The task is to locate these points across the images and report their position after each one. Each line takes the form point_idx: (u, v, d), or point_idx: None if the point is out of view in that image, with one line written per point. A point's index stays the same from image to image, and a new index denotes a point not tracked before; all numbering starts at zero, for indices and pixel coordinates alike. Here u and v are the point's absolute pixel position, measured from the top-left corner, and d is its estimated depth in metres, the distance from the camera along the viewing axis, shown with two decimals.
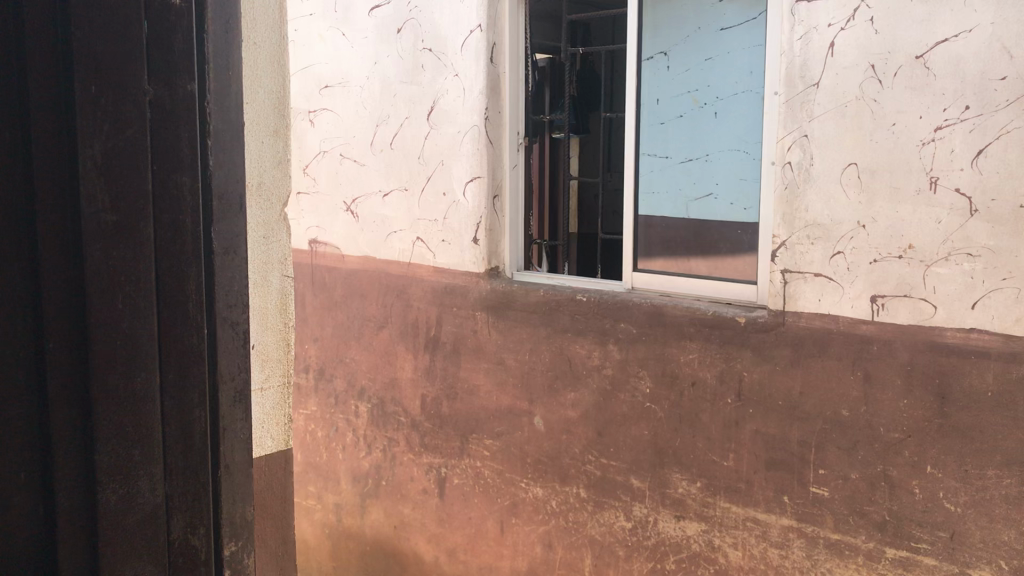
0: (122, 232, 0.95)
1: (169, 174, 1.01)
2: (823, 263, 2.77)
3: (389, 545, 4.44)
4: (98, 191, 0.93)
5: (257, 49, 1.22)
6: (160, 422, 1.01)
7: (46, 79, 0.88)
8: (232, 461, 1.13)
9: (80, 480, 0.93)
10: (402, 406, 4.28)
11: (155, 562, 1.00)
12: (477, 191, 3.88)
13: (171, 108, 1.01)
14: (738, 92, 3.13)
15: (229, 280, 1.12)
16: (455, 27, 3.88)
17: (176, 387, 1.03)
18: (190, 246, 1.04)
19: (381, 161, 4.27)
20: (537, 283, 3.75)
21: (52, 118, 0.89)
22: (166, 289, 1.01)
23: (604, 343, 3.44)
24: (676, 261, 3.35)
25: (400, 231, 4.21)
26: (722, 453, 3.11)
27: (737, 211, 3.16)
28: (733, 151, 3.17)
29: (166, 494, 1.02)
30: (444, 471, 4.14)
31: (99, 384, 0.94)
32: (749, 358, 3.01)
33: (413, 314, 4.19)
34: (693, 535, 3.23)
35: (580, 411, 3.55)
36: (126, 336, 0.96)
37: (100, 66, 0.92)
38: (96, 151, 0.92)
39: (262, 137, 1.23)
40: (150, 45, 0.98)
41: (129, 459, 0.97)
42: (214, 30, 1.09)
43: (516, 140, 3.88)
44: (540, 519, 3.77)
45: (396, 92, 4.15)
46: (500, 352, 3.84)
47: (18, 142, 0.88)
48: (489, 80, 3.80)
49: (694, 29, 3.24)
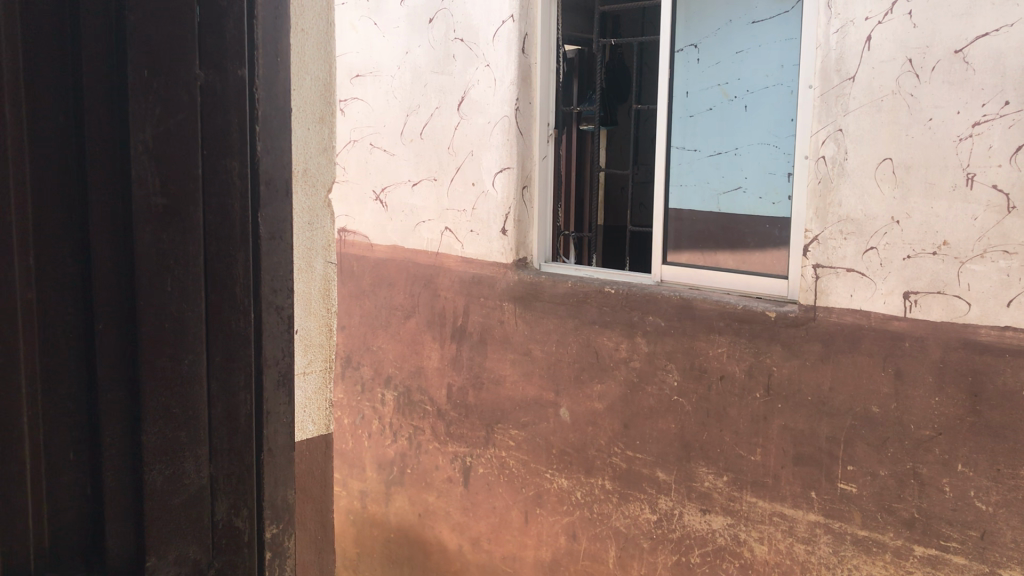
0: (171, 216, 0.96)
1: (218, 159, 1.01)
2: (856, 259, 2.76)
3: (413, 532, 4.47)
4: (149, 174, 0.94)
5: (305, 35, 1.19)
6: (206, 404, 1.02)
7: (98, 67, 0.91)
8: (275, 445, 1.12)
9: (126, 459, 0.95)
10: (428, 395, 4.31)
11: (199, 543, 1.01)
12: (506, 181, 3.87)
13: (221, 92, 1.01)
14: (769, 85, 3.13)
15: (275, 264, 1.11)
16: (487, 18, 3.88)
17: (222, 370, 1.03)
18: (238, 230, 1.04)
19: (411, 151, 4.28)
20: (565, 275, 3.75)
21: (107, 103, 0.92)
22: (214, 274, 1.02)
23: (632, 336, 3.43)
24: (706, 255, 3.32)
25: (427, 221, 4.23)
26: (750, 448, 3.11)
27: (766, 205, 3.16)
28: (763, 144, 3.16)
29: (211, 476, 1.03)
30: (469, 460, 4.16)
31: (147, 364, 0.95)
32: (778, 353, 2.99)
33: (440, 303, 4.21)
34: (719, 528, 3.23)
35: (606, 403, 3.56)
36: (175, 318, 0.97)
37: (154, 50, 0.93)
38: (148, 135, 0.93)
39: (308, 123, 1.19)
40: (201, 30, 0.98)
41: (176, 439, 0.98)
42: (264, 15, 1.07)
43: (546, 132, 3.87)
44: (565, 510, 3.79)
45: (427, 82, 4.15)
46: (526, 343, 3.85)
47: (71, 130, 0.91)
48: (520, 71, 3.79)
49: (726, 21, 3.24)
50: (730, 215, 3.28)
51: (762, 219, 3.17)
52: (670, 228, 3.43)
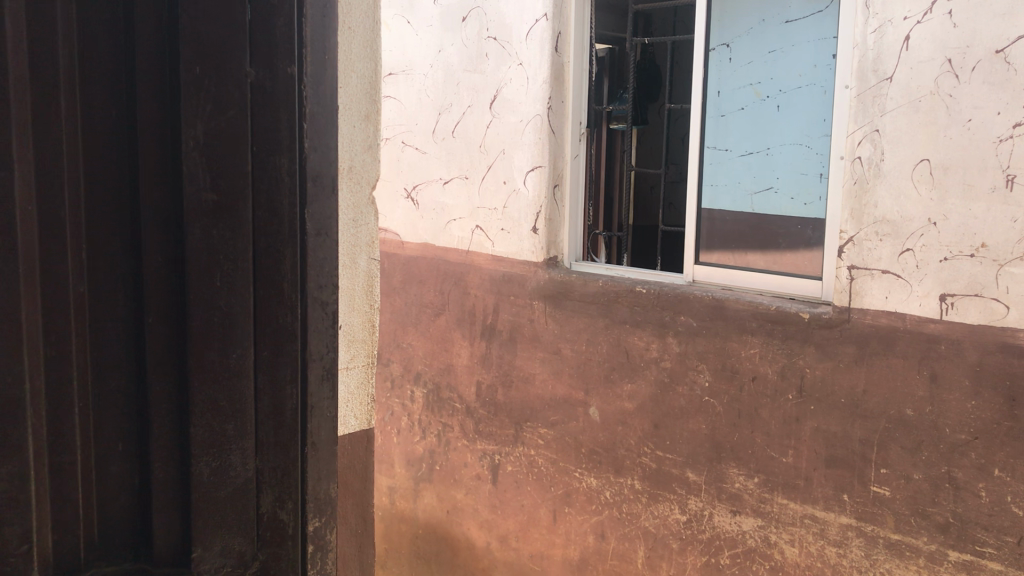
0: (222, 212, 0.97)
1: (267, 156, 1.01)
2: (891, 260, 2.73)
3: (441, 529, 4.50)
4: (200, 170, 0.95)
5: (352, 34, 1.18)
6: (253, 397, 1.03)
7: (150, 64, 0.92)
8: (318, 438, 1.13)
9: (174, 451, 0.97)
10: (458, 392, 4.33)
11: (244, 534, 1.02)
12: (538, 180, 3.87)
13: (271, 91, 1.01)
14: (801, 85, 3.11)
15: (320, 261, 1.11)
16: (521, 16, 3.87)
17: (269, 363, 1.04)
18: (287, 227, 1.04)
19: (442, 149, 4.30)
20: (596, 274, 3.75)
21: (159, 100, 0.93)
22: (262, 269, 1.02)
23: (663, 336, 3.43)
24: (739, 256, 3.31)
25: (459, 220, 4.25)
26: (781, 449, 3.09)
27: (797, 206, 3.13)
28: (795, 145, 3.14)
29: (257, 469, 1.04)
30: (497, 458, 4.18)
31: (195, 358, 0.96)
32: (812, 355, 2.97)
33: (471, 301, 4.23)
34: (750, 530, 3.21)
35: (636, 403, 3.56)
36: (224, 313, 0.99)
37: (206, 46, 0.94)
38: (199, 132, 0.94)
39: (354, 121, 1.20)
40: (252, 29, 0.99)
41: (223, 432, 1.00)
42: (312, 14, 1.07)
43: (578, 131, 3.85)
44: (593, 509, 3.79)
45: (460, 80, 4.17)
46: (557, 342, 3.86)
47: (123, 126, 0.93)
48: (553, 70, 3.78)
49: (759, 21, 3.22)
50: (761, 216, 3.25)
51: (794, 219, 3.14)
52: (703, 228, 3.42)
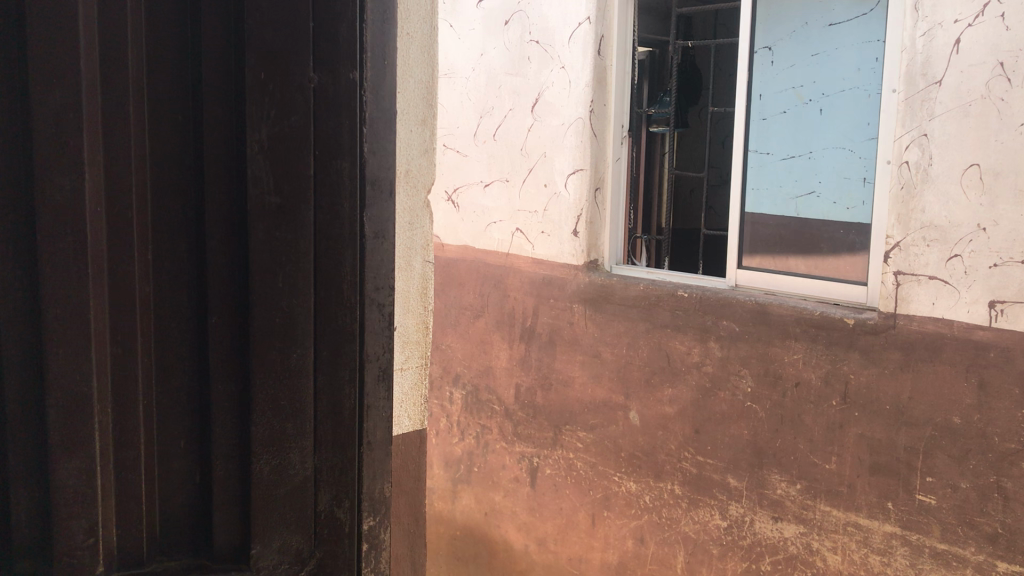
0: (286, 215, 0.99)
1: (329, 159, 1.03)
2: (938, 266, 2.70)
3: (479, 530, 4.51)
4: (264, 173, 0.97)
5: (410, 39, 1.19)
6: (313, 396, 1.04)
7: (216, 69, 0.94)
8: (375, 439, 1.13)
9: (234, 449, 0.99)
10: (497, 395, 4.35)
11: (302, 531, 1.04)
12: (579, 183, 3.87)
13: (334, 95, 1.02)
14: (845, 88, 3.08)
15: (377, 263, 1.11)
16: (564, 19, 3.87)
17: (329, 364, 1.06)
18: (347, 229, 1.05)
19: (484, 152, 4.32)
20: (637, 276, 3.74)
21: (224, 104, 0.95)
22: (323, 271, 1.04)
23: (705, 340, 3.42)
24: (781, 260, 3.28)
25: (500, 222, 4.27)
26: (824, 456, 3.06)
27: (840, 210, 3.08)
28: (838, 149, 3.10)
29: (315, 467, 1.05)
30: (536, 461, 4.18)
31: (257, 358, 0.98)
32: (856, 361, 2.95)
33: (510, 303, 4.25)
34: (791, 536, 3.19)
35: (677, 407, 3.54)
36: (285, 313, 1.00)
37: (271, 51, 0.96)
38: (263, 136, 0.96)
39: (411, 126, 1.20)
40: (316, 35, 1.00)
41: (283, 431, 1.01)
42: (373, 19, 1.08)
43: (620, 134, 3.82)
44: (633, 513, 3.78)
45: (502, 84, 4.19)
46: (596, 345, 3.86)
47: (187, 129, 0.95)
48: (595, 73, 3.77)
49: (802, 24, 3.20)
50: (804, 220, 3.22)
51: (836, 224, 3.09)
52: (746, 232, 3.39)
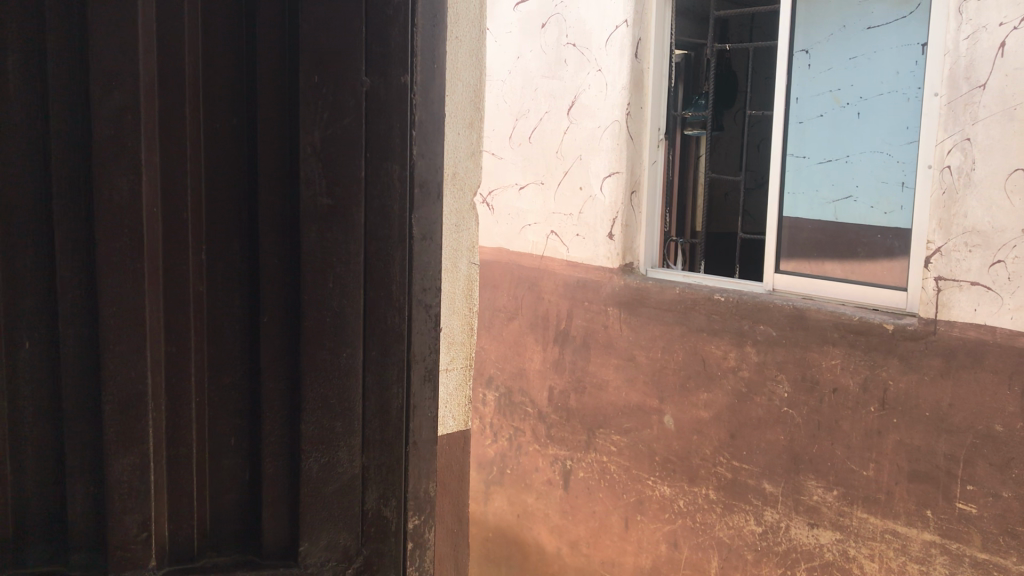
0: (337, 216, 1.00)
1: (380, 162, 1.03)
2: (981, 272, 2.66)
3: (512, 533, 4.52)
4: (316, 175, 0.98)
5: (458, 43, 1.20)
6: (361, 396, 1.05)
7: (270, 73, 0.96)
8: (420, 439, 1.13)
9: (284, 447, 1.00)
10: (530, 397, 4.36)
11: (348, 530, 1.05)
12: (615, 186, 3.87)
13: (385, 98, 1.03)
14: (883, 92, 3.05)
15: (424, 265, 1.12)
16: (601, 22, 3.86)
17: (378, 365, 1.06)
18: (397, 230, 1.06)
19: (520, 155, 4.34)
20: (672, 279, 3.73)
21: (278, 106, 0.97)
22: (372, 272, 1.04)
23: (741, 345, 3.40)
24: (818, 265, 3.26)
25: (535, 225, 4.29)
26: (862, 462, 3.04)
27: (878, 215, 3.06)
28: (875, 153, 3.08)
29: (363, 466, 1.06)
30: (569, 464, 4.19)
31: (308, 358, 0.99)
32: (896, 367, 2.92)
33: (544, 306, 4.26)
34: (827, 543, 3.16)
35: (712, 412, 3.53)
36: (336, 313, 1.01)
37: (325, 56, 0.97)
38: (315, 138, 0.98)
39: (458, 129, 1.21)
40: (369, 38, 1.01)
41: (331, 430, 1.02)
42: (422, 23, 1.09)
43: (656, 137, 3.80)
44: (666, 517, 3.77)
45: (538, 86, 4.20)
46: (631, 349, 3.86)
47: (241, 132, 0.97)
48: (631, 76, 3.76)
49: (840, 26, 3.18)
50: (842, 225, 3.20)
51: (874, 229, 3.07)
52: (784, 235, 3.37)
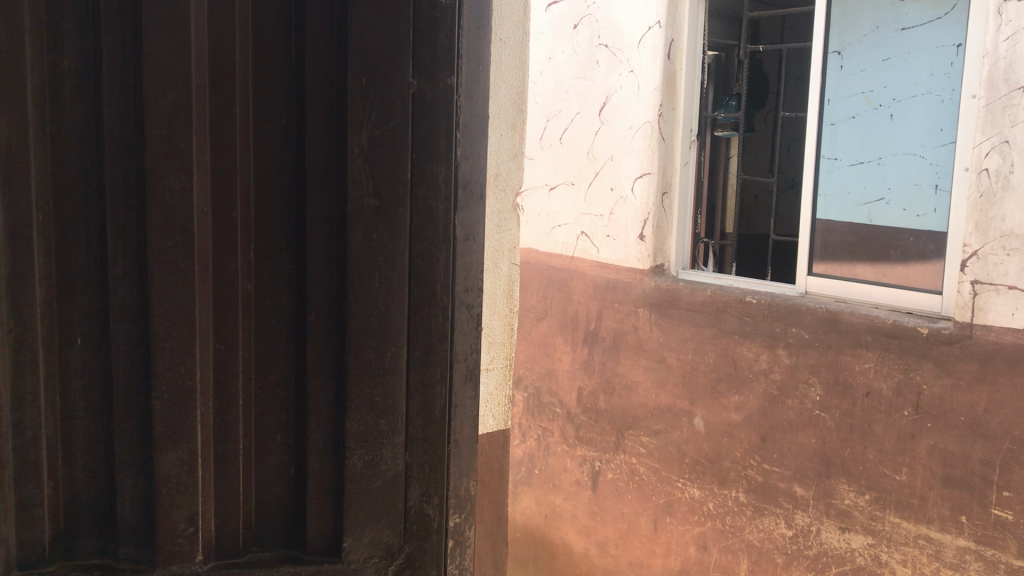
0: (383, 217, 1.01)
1: (425, 163, 1.04)
2: (1019, 276, 2.63)
3: (539, 532, 4.53)
4: (363, 176, 0.99)
5: (502, 45, 1.22)
6: (405, 394, 1.06)
7: (318, 75, 0.98)
8: (461, 438, 1.12)
9: (329, 444, 1.02)
10: (559, 398, 4.37)
11: (391, 526, 1.06)
12: (646, 187, 3.86)
13: (432, 100, 1.03)
14: (916, 93, 3.03)
15: (467, 264, 1.11)
16: (633, 23, 3.86)
17: (421, 364, 1.06)
18: (441, 231, 1.06)
19: (550, 156, 4.35)
20: (704, 281, 3.72)
21: (326, 108, 0.98)
22: (417, 272, 1.05)
23: (773, 347, 3.39)
24: (850, 268, 3.24)
25: (565, 225, 4.29)
26: (895, 467, 3.01)
27: (910, 217, 3.05)
28: (908, 155, 3.06)
29: (405, 464, 1.07)
30: (598, 465, 4.19)
31: (353, 356, 1.01)
32: (930, 371, 2.90)
33: (574, 306, 4.26)
34: (859, 548, 3.14)
35: (743, 414, 3.52)
36: (381, 313, 1.02)
37: (371, 58, 0.98)
38: (363, 140, 0.99)
39: (502, 131, 1.23)
40: (416, 41, 1.01)
41: (376, 428, 1.03)
42: (467, 26, 1.08)
43: (688, 138, 3.82)
44: (696, 520, 3.76)
45: (569, 87, 4.21)
46: (661, 350, 3.85)
47: (291, 134, 0.99)
48: (663, 77, 3.76)
49: (873, 28, 3.16)
50: (872, 226, 3.19)
51: (905, 231, 3.06)
52: (816, 237, 3.35)
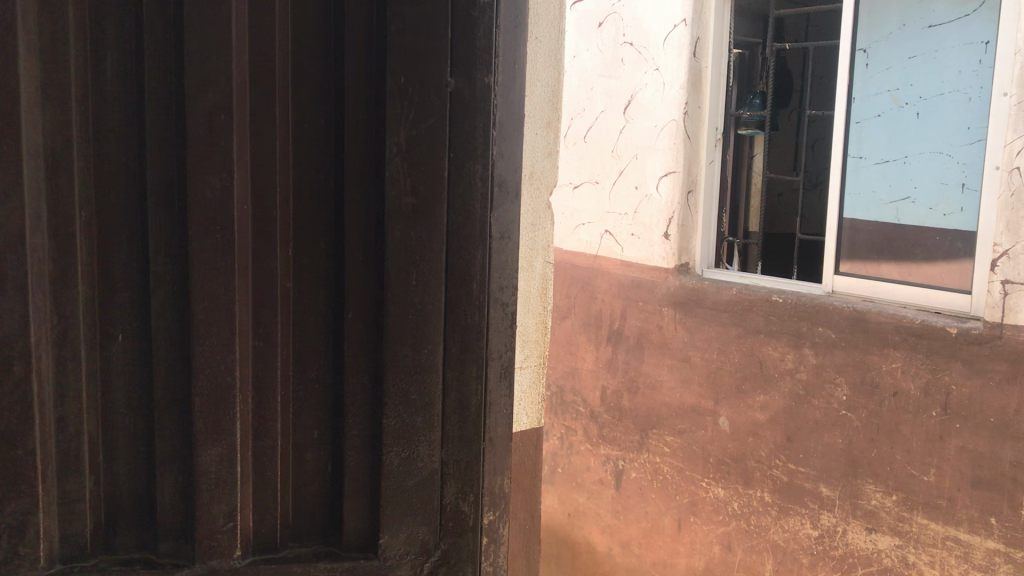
0: (420, 215, 1.01)
1: (462, 161, 1.04)
2: None
3: (562, 531, 4.54)
4: (402, 174, 1.00)
5: (537, 44, 1.22)
6: (441, 391, 1.06)
7: (357, 74, 0.98)
8: (495, 436, 1.12)
9: (366, 441, 1.02)
10: (582, 397, 4.38)
11: (427, 523, 1.06)
12: (671, 185, 3.85)
13: (469, 99, 1.03)
14: (944, 92, 2.99)
15: (501, 262, 1.10)
16: (659, 21, 3.84)
17: (457, 362, 1.06)
18: (478, 229, 1.06)
19: (575, 154, 4.36)
20: (729, 280, 3.71)
21: (365, 107, 0.99)
22: (454, 270, 1.05)
23: (799, 347, 3.37)
24: (876, 267, 3.21)
25: (589, 224, 4.30)
26: (923, 467, 2.99)
27: (937, 216, 3.02)
28: (935, 153, 3.03)
29: (441, 461, 1.07)
30: (621, 464, 4.18)
31: (391, 354, 1.01)
32: (959, 371, 2.87)
33: (598, 305, 4.26)
34: (886, 549, 3.12)
35: (768, 414, 3.50)
36: (419, 311, 1.03)
37: (410, 57, 0.99)
38: (401, 138, 0.99)
39: (537, 129, 1.23)
40: (455, 40, 1.02)
41: (412, 425, 1.04)
42: (504, 24, 1.08)
43: (714, 137, 3.78)
44: (720, 519, 3.75)
45: (594, 86, 4.21)
46: (685, 349, 3.84)
47: (330, 133, 0.99)
48: (689, 75, 3.73)
49: (899, 26, 3.14)
50: (898, 224, 3.16)
51: (932, 231, 3.03)
52: (843, 236, 3.33)
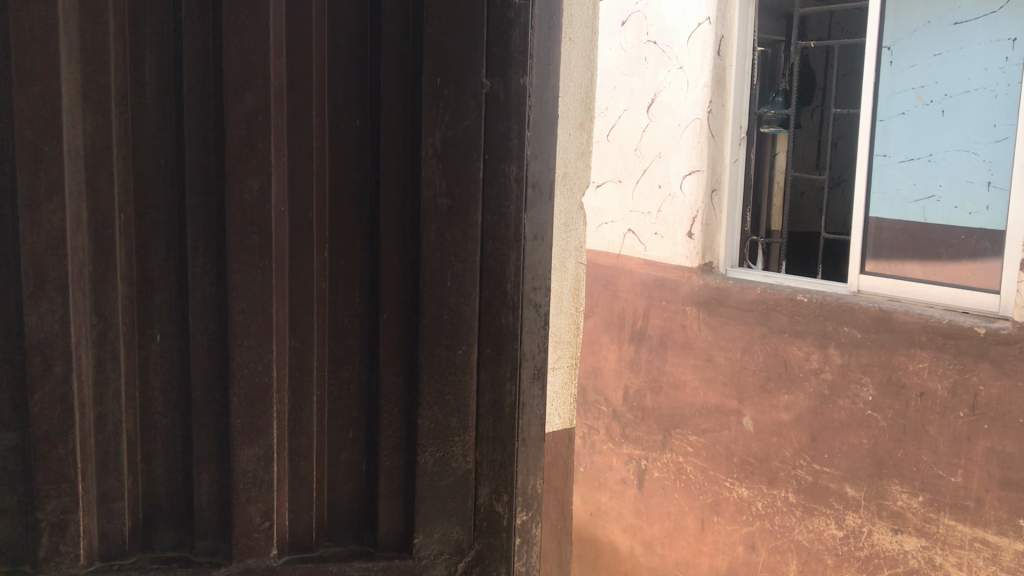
0: (455, 216, 1.02)
1: (497, 162, 1.04)
2: None
3: (584, 531, 4.56)
4: (437, 176, 1.00)
5: (571, 44, 1.22)
6: (476, 392, 1.06)
7: (393, 76, 0.99)
8: (529, 436, 1.12)
9: (401, 441, 1.03)
10: (604, 396, 4.38)
11: (461, 522, 1.06)
12: (694, 184, 3.83)
13: (504, 100, 1.04)
14: (970, 88, 2.98)
15: (535, 263, 1.10)
16: (683, 19, 3.83)
17: (491, 363, 1.07)
18: (513, 230, 1.06)
19: (599, 152, 4.37)
20: (753, 279, 3.69)
21: (400, 109, 0.99)
22: (488, 271, 1.05)
23: (824, 346, 3.36)
24: (903, 266, 3.19)
25: (612, 222, 4.31)
26: (949, 468, 2.96)
27: (964, 215, 2.99)
28: (960, 151, 3.00)
29: (476, 461, 1.07)
30: (644, 463, 4.18)
31: (425, 354, 1.02)
32: (987, 371, 2.84)
33: (621, 304, 4.26)
34: (912, 550, 3.09)
35: (793, 414, 3.49)
36: (454, 312, 1.03)
37: (445, 60, 0.99)
38: (436, 140, 1.00)
39: (570, 130, 1.23)
40: (490, 42, 1.02)
41: (447, 425, 1.04)
42: (539, 26, 1.08)
43: (738, 135, 3.77)
44: (744, 519, 3.74)
45: (617, 84, 4.21)
46: (709, 349, 3.83)
47: (365, 136, 1.00)
48: (713, 74, 3.71)
49: (924, 23, 3.11)
50: (922, 221, 3.14)
51: (958, 229, 3.00)
52: (868, 236, 3.30)
